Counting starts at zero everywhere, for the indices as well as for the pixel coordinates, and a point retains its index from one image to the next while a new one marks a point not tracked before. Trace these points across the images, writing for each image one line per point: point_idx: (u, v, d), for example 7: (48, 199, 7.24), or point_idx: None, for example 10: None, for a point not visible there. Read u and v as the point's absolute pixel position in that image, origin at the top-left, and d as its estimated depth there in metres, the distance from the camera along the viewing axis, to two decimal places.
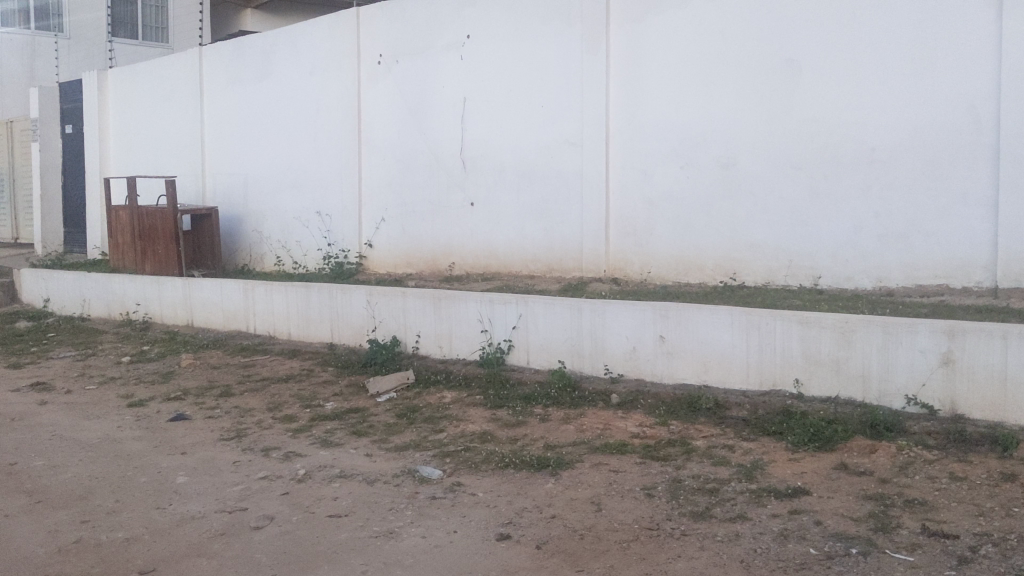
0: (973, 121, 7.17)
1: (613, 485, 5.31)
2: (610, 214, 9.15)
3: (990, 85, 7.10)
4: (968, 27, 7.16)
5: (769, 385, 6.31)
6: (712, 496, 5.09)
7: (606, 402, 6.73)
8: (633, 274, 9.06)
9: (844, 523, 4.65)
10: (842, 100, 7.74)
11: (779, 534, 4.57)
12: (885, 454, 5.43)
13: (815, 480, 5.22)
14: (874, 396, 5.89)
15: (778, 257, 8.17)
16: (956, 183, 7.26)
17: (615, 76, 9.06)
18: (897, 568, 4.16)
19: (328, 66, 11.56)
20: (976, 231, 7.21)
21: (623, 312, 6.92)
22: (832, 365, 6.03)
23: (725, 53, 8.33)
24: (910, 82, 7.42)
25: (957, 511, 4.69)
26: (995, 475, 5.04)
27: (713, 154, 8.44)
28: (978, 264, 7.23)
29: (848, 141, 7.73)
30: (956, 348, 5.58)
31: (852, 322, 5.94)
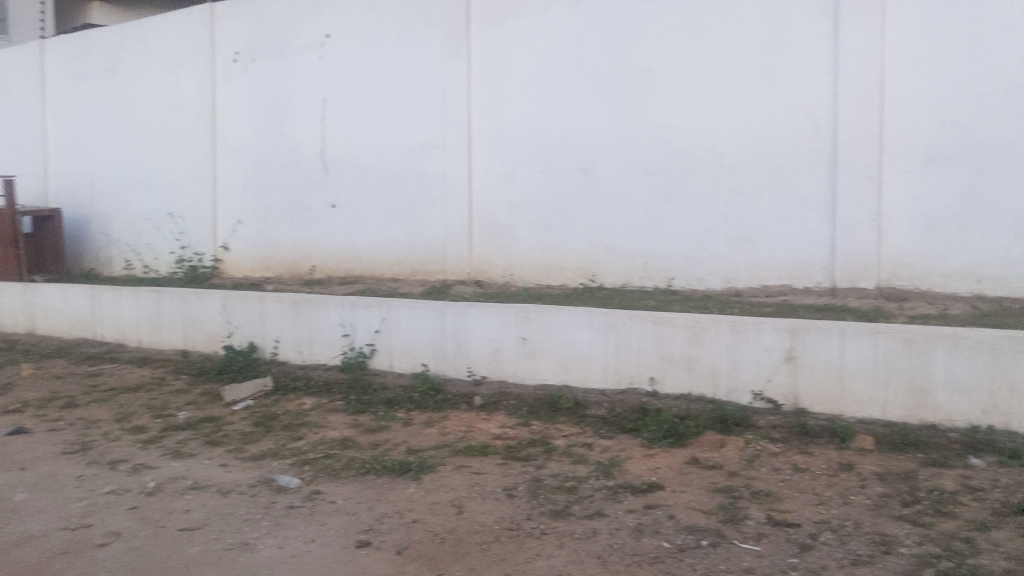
0: (812, 129, 7.56)
1: (474, 487, 5.34)
2: (472, 217, 9.19)
3: (827, 95, 7.51)
4: (808, 41, 7.55)
5: (625, 384, 6.47)
6: (571, 494, 5.18)
7: (469, 404, 6.76)
8: (495, 277, 9.13)
9: (695, 516, 4.82)
10: (693, 108, 8.02)
11: (634, 529, 4.70)
12: (734, 448, 5.65)
13: (668, 475, 5.39)
14: (724, 392, 6.12)
15: (635, 259, 8.39)
16: (798, 188, 7.64)
17: (476, 79, 9.11)
18: (744, 558, 4.34)
19: (181, 62, 11.15)
20: (815, 234, 7.61)
21: (485, 314, 6.95)
22: (685, 363, 6.25)
23: (582, 60, 8.50)
24: (756, 91, 7.76)
25: (799, 501, 4.93)
26: (834, 465, 5.34)
27: (572, 158, 8.60)
28: (819, 265, 7.64)
29: (698, 147, 8.02)
30: (798, 345, 5.88)
31: (703, 322, 6.17)
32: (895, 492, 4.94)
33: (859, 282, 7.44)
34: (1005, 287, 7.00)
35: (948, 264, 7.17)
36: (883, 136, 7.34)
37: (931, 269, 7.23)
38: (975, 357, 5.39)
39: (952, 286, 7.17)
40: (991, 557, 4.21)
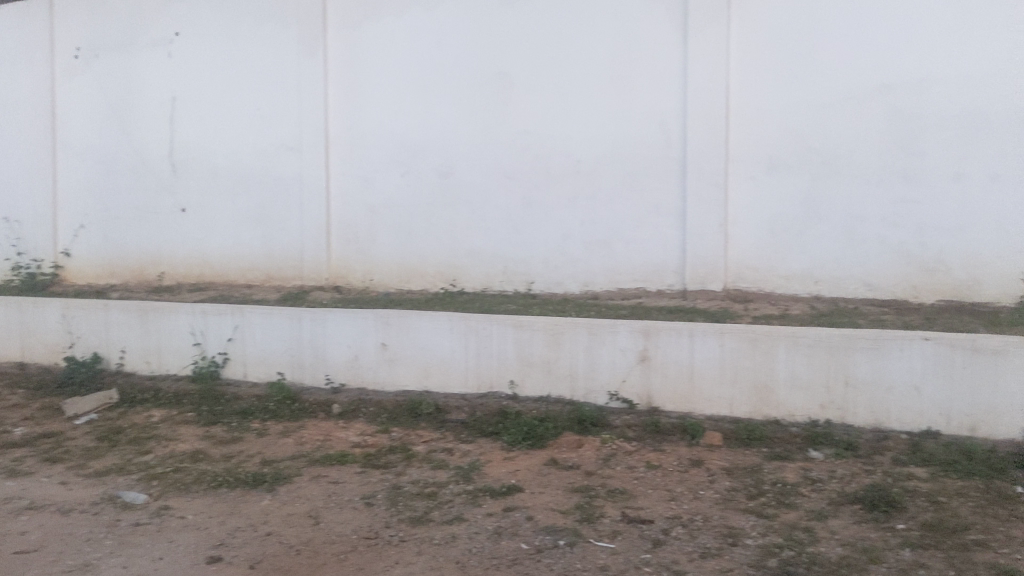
0: (663, 137, 7.81)
1: (331, 497, 5.25)
2: (331, 222, 9.05)
3: (677, 105, 7.77)
4: (657, 52, 7.79)
5: (486, 388, 6.50)
6: (431, 500, 5.17)
7: (327, 412, 6.66)
8: (354, 282, 9.02)
9: (553, 517, 4.89)
10: (551, 115, 8.14)
11: (493, 532, 4.72)
12: (591, 448, 5.76)
13: (527, 476, 5.45)
14: (582, 394, 6.24)
15: (495, 263, 8.44)
16: (651, 194, 7.87)
17: (333, 81, 8.97)
18: (599, 556, 4.43)
19: (15, 58, 10.50)
20: (667, 239, 7.87)
21: (343, 320, 6.85)
22: (544, 365, 6.33)
23: (440, 64, 8.50)
24: (610, 99, 7.95)
25: (652, 498, 5.08)
26: (686, 461, 5.52)
27: (432, 163, 8.59)
28: (670, 269, 7.89)
29: (556, 152, 8.14)
30: (651, 346, 6.06)
31: (561, 325, 6.27)
32: (742, 486, 5.15)
33: (708, 285, 7.74)
34: (841, 288, 7.40)
35: (789, 267, 7.54)
36: (729, 144, 7.65)
37: (774, 272, 7.58)
38: (813, 355, 5.68)
39: (793, 288, 7.54)
40: (828, 545, 4.44)
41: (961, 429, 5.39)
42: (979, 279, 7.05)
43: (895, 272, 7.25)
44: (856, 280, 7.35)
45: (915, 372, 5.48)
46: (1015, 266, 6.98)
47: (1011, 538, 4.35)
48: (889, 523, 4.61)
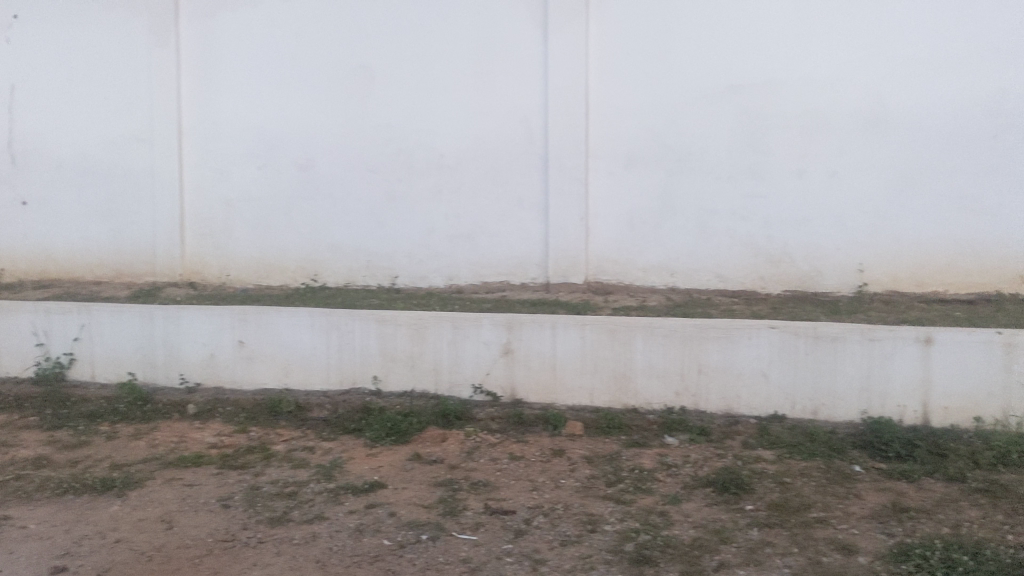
0: (525, 132, 7.87)
1: (186, 500, 5.07)
2: (185, 215, 8.75)
3: (539, 100, 7.83)
4: (519, 47, 7.83)
5: (348, 384, 6.42)
6: (290, 499, 5.07)
7: (182, 413, 6.45)
8: (210, 277, 8.75)
9: (416, 512, 4.88)
10: (412, 108, 8.08)
11: (355, 530, 4.67)
12: (455, 442, 5.77)
13: (390, 472, 5.41)
14: (446, 387, 6.24)
15: (357, 257, 8.35)
16: (513, 189, 7.93)
17: (186, 70, 8.65)
18: (461, 548, 4.46)
19: None
20: (530, 233, 7.94)
21: (198, 317, 6.62)
22: (408, 360, 6.30)
23: (299, 55, 8.32)
24: (472, 93, 7.94)
25: (514, 488, 5.13)
26: (548, 451, 5.60)
27: (292, 156, 8.40)
28: (533, 262, 7.96)
29: (418, 145, 8.10)
30: (514, 338, 6.12)
31: (424, 320, 6.25)
32: (601, 473, 5.27)
33: (569, 278, 7.87)
34: (694, 280, 7.63)
35: (646, 259, 7.73)
36: (589, 139, 7.78)
37: (633, 265, 7.76)
38: (669, 345, 5.86)
39: (650, 279, 7.73)
40: (682, 527, 4.60)
41: (804, 413, 5.67)
42: (820, 270, 7.36)
43: (744, 264, 7.50)
44: (709, 272, 7.59)
45: (762, 359, 5.72)
46: (852, 257, 7.30)
47: (848, 514, 4.62)
48: (739, 504, 4.81)
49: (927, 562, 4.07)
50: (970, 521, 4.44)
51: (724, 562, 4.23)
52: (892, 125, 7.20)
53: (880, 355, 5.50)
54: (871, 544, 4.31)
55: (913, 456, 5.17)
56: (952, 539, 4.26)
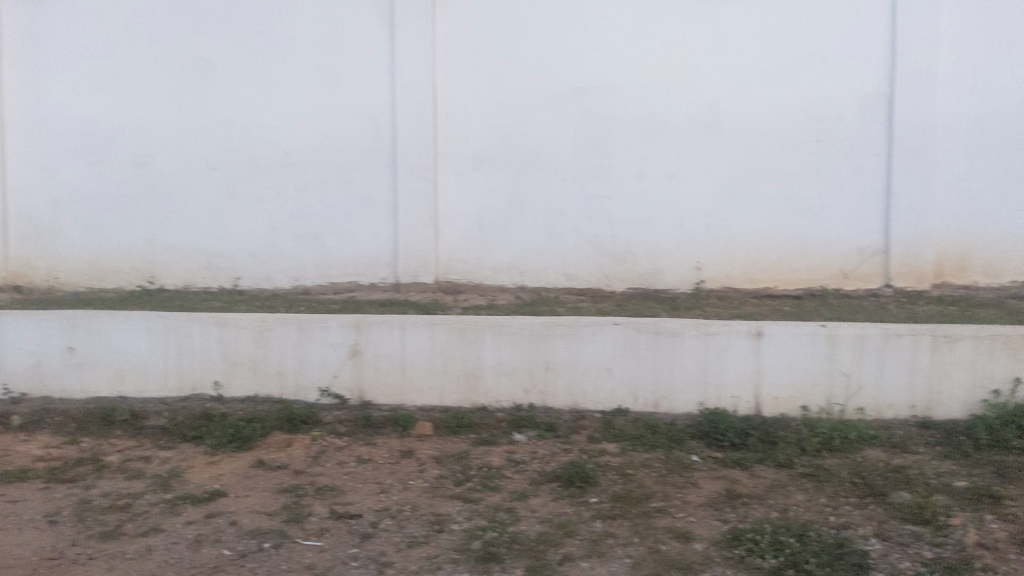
0: (373, 130, 7.74)
1: (8, 517, 4.76)
2: (9, 214, 8.23)
3: (386, 98, 7.71)
4: (365, 44, 7.69)
5: (188, 391, 6.18)
6: (124, 512, 4.84)
7: (5, 426, 6.05)
8: (38, 280, 8.27)
9: (258, 520, 4.74)
10: (256, 105, 7.85)
11: (193, 541, 4.50)
12: (300, 446, 5.64)
13: (231, 480, 5.24)
14: (291, 392, 6.11)
15: (197, 258, 8.05)
16: (361, 187, 7.79)
17: (8, 59, 8.12)
18: (305, 555, 4.36)
19: None
20: (378, 233, 7.82)
21: (23, 323, 6.24)
22: (251, 364, 6.13)
23: (133, 47, 7.95)
24: (318, 90, 7.77)
25: (362, 492, 5.06)
26: (396, 453, 5.55)
27: (126, 151, 8.03)
28: (383, 262, 7.85)
29: (262, 143, 7.88)
30: (362, 340, 6.04)
31: (268, 322, 6.10)
32: (449, 473, 5.27)
33: (419, 277, 7.76)
34: (541, 278, 7.65)
35: (496, 258, 7.68)
36: (437, 138, 7.65)
37: (482, 264, 7.69)
38: (516, 343, 5.92)
39: (499, 279, 7.69)
40: (528, 523, 4.65)
41: (646, 406, 5.84)
42: (661, 268, 7.53)
43: (589, 262, 7.59)
44: (557, 271, 7.62)
45: (607, 355, 5.86)
46: (690, 255, 7.50)
47: (686, 502, 4.79)
48: (583, 497, 4.91)
49: (758, 545, 4.26)
50: (796, 505, 4.68)
51: (568, 555, 4.31)
52: (725, 129, 7.35)
53: (716, 348, 5.73)
54: (707, 531, 4.49)
55: (745, 444, 5.42)
56: (781, 523, 4.48)
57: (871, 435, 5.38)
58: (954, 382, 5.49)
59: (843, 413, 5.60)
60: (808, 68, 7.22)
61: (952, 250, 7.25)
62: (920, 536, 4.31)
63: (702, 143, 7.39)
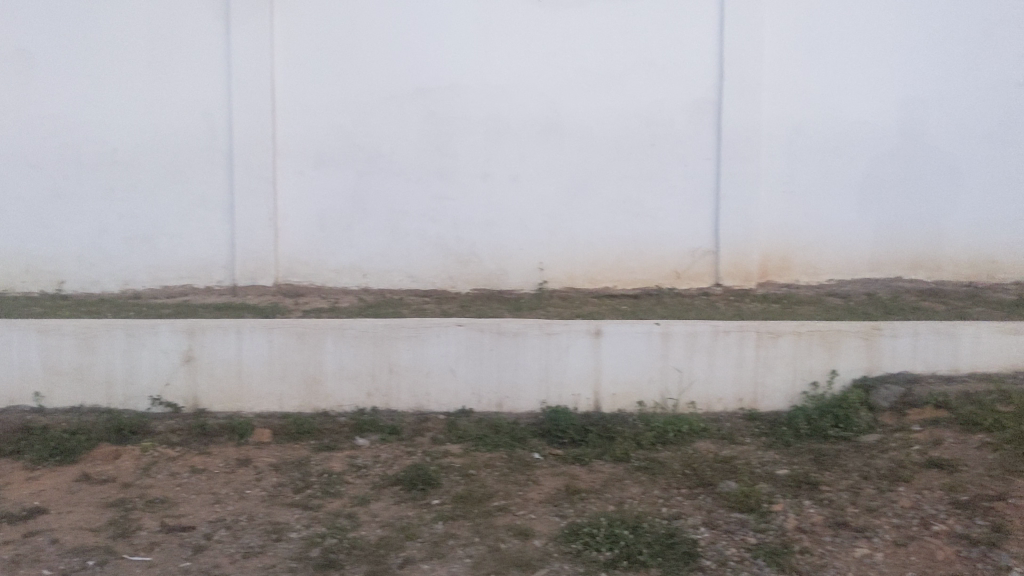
0: (208, 128, 7.47)
1: None
2: None
3: (222, 94, 7.46)
4: (199, 39, 7.42)
5: (6, 403, 5.85)
6: None
7: None
8: None
9: (83, 536, 4.51)
10: (81, 100, 7.46)
11: (9, 562, 4.24)
12: (129, 458, 5.39)
13: (53, 496, 4.96)
14: (119, 401, 5.87)
15: (16, 262, 7.60)
16: (195, 187, 7.51)
17: None
18: (132, 571, 4.18)
19: None
20: (213, 234, 7.56)
21: None
22: (75, 373, 5.86)
23: None
24: (149, 84, 7.44)
25: (195, 503, 4.89)
26: (232, 462, 5.39)
27: None
28: (219, 264, 7.59)
29: (87, 140, 7.48)
30: (196, 345, 5.85)
31: (94, 328, 5.84)
32: (288, 480, 5.15)
33: (258, 280, 7.54)
34: (384, 280, 7.50)
35: (338, 260, 7.52)
36: (276, 136, 7.45)
37: (324, 266, 7.53)
38: (358, 346, 5.85)
39: (342, 281, 7.54)
40: (369, 528, 4.61)
41: (489, 406, 5.89)
42: (504, 269, 7.42)
43: (432, 263, 7.45)
44: (401, 272, 7.48)
45: (450, 355, 5.87)
46: (532, 256, 7.41)
47: (527, 500, 4.85)
48: (425, 499, 4.89)
49: (594, 539, 4.37)
50: (632, 498, 4.83)
51: (409, 558, 4.30)
52: (566, 131, 7.29)
53: (557, 347, 5.84)
54: (546, 527, 4.57)
55: (584, 440, 5.52)
56: (616, 516, 4.60)
57: (702, 428, 5.60)
58: (777, 376, 5.78)
59: (677, 407, 5.83)
60: (642, 74, 7.20)
61: (776, 249, 7.31)
62: (745, 523, 4.53)
63: (543, 146, 7.31)
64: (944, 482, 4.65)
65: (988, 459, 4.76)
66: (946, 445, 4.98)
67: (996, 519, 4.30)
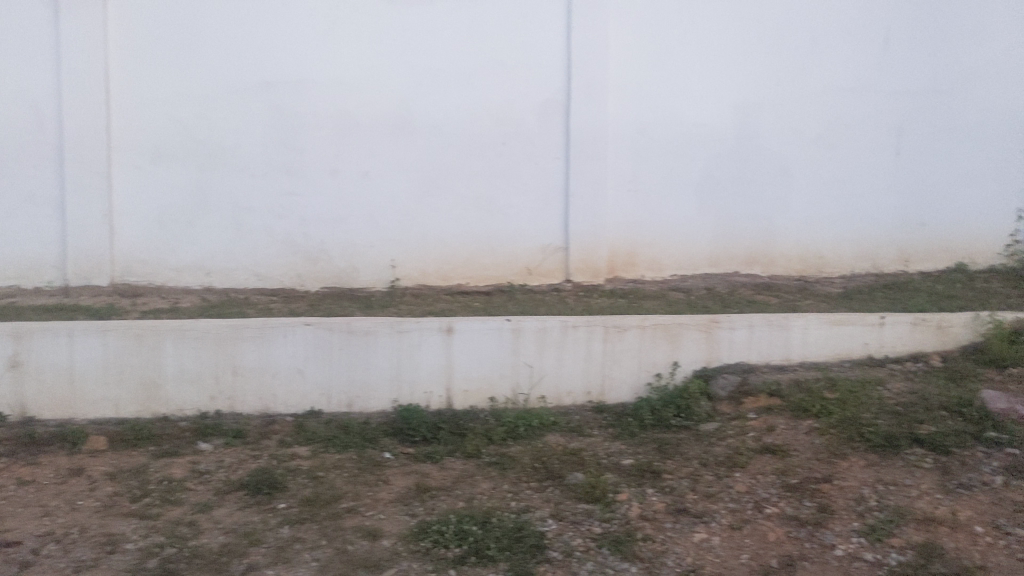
0: (35, 120, 7.06)
1: None
2: None
3: (51, 84, 7.06)
4: (26, 26, 7.01)
5: None
6: None
7: None
8: None
9: None
10: None
11: None
12: None
13: None
14: None
15: None
16: (20, 182, 7.09)
17: None
18: None
19: None
20: (43, 232, 7.15)
21: None
22: None
23: None
24: None
25: (21, 517, 4.61)
26: (64, 472, 5.11)
27: None
28: (49, 264, 7.18)
29: None
30: (23, 350, 5.57)
31: None
32: (125, 489, 4.92)
33: (92, 280, 7.17)
34: (229, 279, 7.26)
35: (179, 258, 7.24)
36: (110, 129, 7.11)
37: (164, 265, 7.23)
38: (200, 348, 5.66)
39: (184, 280, 7.25)
40: (211, 535, 4.46)
41: (339, 406, 5.81)
42: (355, 266, 7.29)
43: (280, 261, 7.26)
44: (246, 271, 7.26)
45: (298, 356, 5.75)
46: (384, 253, 7.29)
47: (376, 500, 4.81)
48: (271, 504, 4.77)
49: (442, 536, 4.37)
50: (482, 494, 4.85)
51: (253, 564, 4.18)
52: (417, 127, 7.18)
53: (408, 345, 5.80)
54: (395, 527, 4.53)
55: (436, 438, 5.51)
56: (466, 512, 4.61)
57: (551, 422, 5.69)
58: (623, 369, 5.94)
59: (527, 401, 5.90)
60: (492, 74, 7.14)
61: (622, 246, 7.33)
62: (591, 514, 4.63)
63: (394, 143, 7.19)
64: (776, 467, 4.88)
65: (816, 444, 5.03)
66: (779, 431, 5.23)
67: (822, 501, 4.55)
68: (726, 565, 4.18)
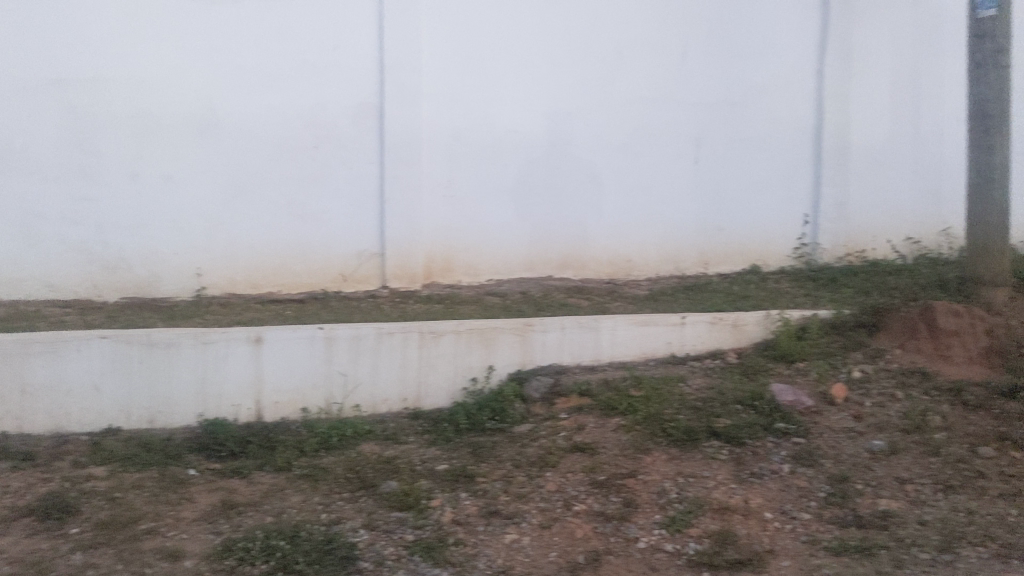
0: None
1: None
2: None
3: None
4: None
5: None
6: None
7: None
8: None
9: None
10: None
11: None
12: None
13: None
14: None
15: None
16: None
17: None
18: None
19: None
20: None
21: None
22: None
23: None
24: None
25: None
26: None
27: None
28: None
29: None
30: None
31: None
32: None
33: None
34: (17, 290, 6.79)
35: None
36: None
37: None
38: None
39: None
40: None
41: (139, 422, 5.58)
42: (158, 275, 6.97)
43: (74, 271, 6.85)
44: (36, 281, 6.81)
45: (94, 371, 5.50)
46: (189, 261, 7.00)
47: (178, 519, 4.60)
48: (63, 529, 4.49)
49: (249, 553, 4.24)
50: (292, 508, 4.74)
51: None
52: (223, 130, 6.93)
53: (214, 356, 5.61)
54: (198, 546, 4.36)
55: (244, 452, 5.36)
56: (274, 527, 4.49)
57: (366, 430, 5.63)
58: (438, 375, 5.95)
59: (341, 411, 5.82)
60: (303, 77, 6.98)
61: (438, 251, 7.32)
62: (403, 522, 4.61)
63: (199, 145, 6.92)
64: (584, 465, 5.01)
65: (622, 440, 5.21)
66: (588, 430, 5.38)
67: (627, 496, 4.72)
68: (535, 564, 4.27)
